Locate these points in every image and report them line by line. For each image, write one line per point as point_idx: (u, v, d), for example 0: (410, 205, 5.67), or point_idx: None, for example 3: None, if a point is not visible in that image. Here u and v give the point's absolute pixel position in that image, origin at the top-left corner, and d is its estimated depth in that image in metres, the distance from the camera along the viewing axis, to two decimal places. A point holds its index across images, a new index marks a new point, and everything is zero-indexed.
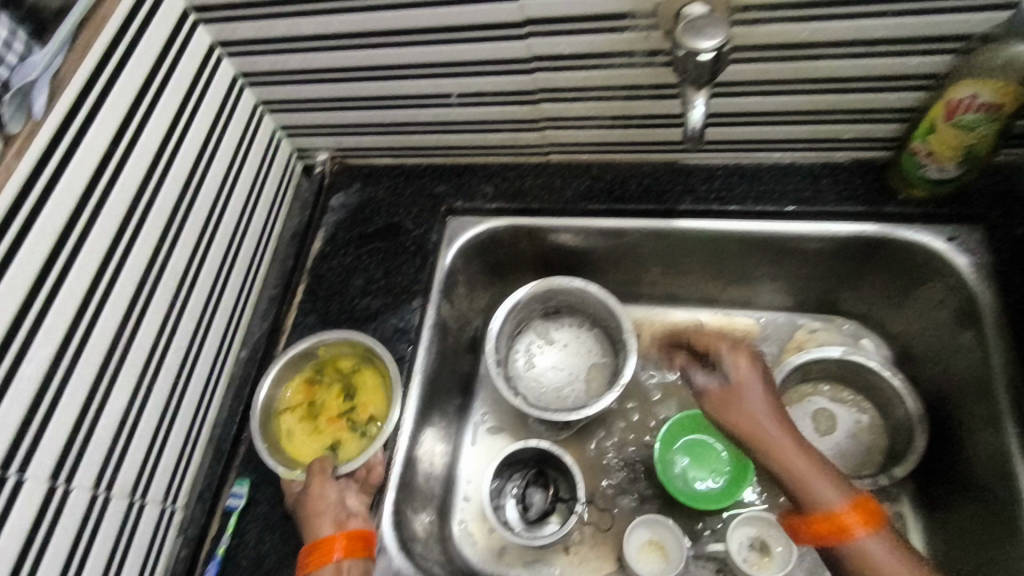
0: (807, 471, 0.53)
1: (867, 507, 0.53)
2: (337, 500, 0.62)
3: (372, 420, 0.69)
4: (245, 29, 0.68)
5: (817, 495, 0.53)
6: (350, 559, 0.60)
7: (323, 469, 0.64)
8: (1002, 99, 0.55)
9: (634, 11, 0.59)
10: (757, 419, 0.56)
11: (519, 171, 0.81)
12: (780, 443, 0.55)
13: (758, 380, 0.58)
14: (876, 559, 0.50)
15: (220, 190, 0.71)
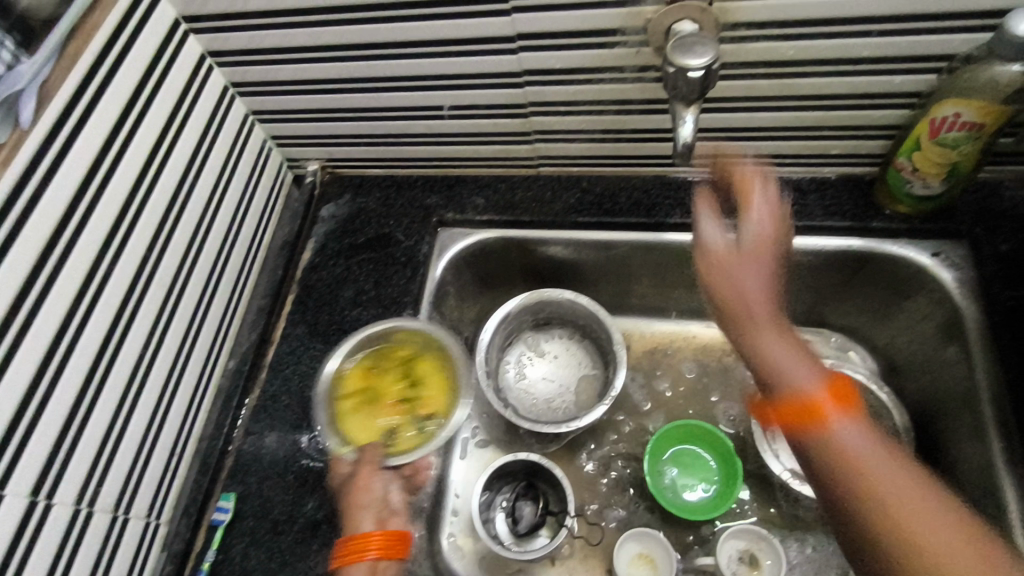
0: (782, 350, 0.48)
1: (846, 393, 0.46)
2: (382, 494, 0.61)
3: (434, 417, 0.66)
4: (236, 40, 0.68)
5: (785, 373, 0.47)
6: (385, 560, 0.57)
7: (373, 459, 0.62)
8: (984, 118, 0.56)
9: (624, 27, 0.59)
10: (746, 286, 0.50)
11: (509, 183, 0.81)
12: (764, 318, 0.49)
13: (765, 256, 0.51)
14: (847, 450, 0.43)
15: (209, 199, 0.71)
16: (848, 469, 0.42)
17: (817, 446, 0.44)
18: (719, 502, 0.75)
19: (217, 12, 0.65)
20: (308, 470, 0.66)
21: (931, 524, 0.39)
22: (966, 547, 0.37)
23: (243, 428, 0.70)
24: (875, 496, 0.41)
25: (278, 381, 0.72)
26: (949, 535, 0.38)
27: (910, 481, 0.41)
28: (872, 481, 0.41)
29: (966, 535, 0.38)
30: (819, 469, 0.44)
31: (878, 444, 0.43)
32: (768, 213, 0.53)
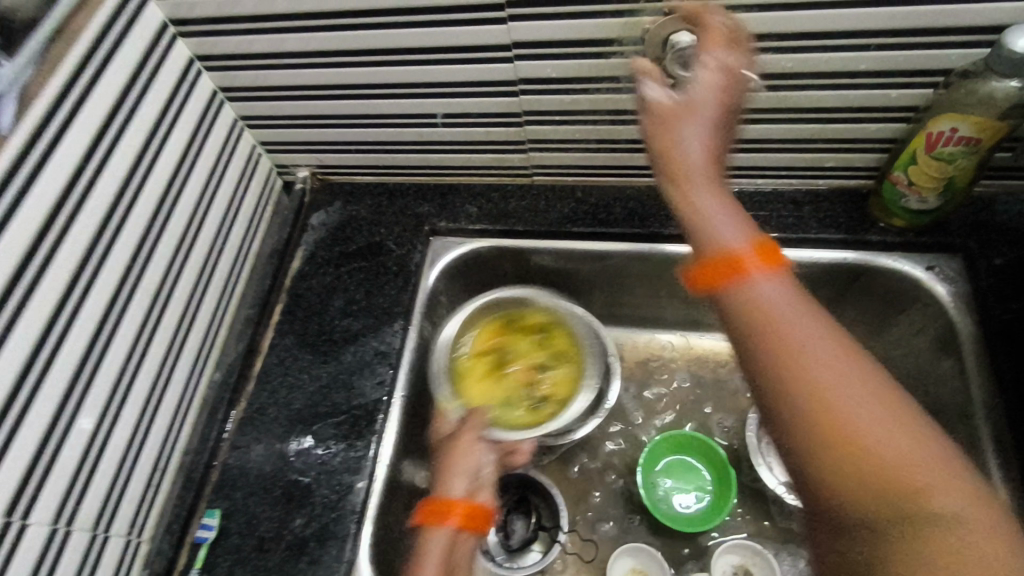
0: (709, 213, 0.50)
1: (773, 251, 0.48)
2: (476, 465, 0.60)
3: (550, 406, 0.74)
4: (225, 44, 0.66)
5: (712, 232, 0.49)
6: (465, 530, 0.56)
7: (475, 428, 0.63)
8: (981, 133, 0.55)
9: (622, 38, 0.59)
10: (684, 146, 0.51)
11: (503, 192, 0.80)
12: (697, 180, 0.50)
13: (709, 113, 0.51)
14: (769, 308, 0.45)
15: (196, 206, 0.69)
16: (760, 320, 0.45)
17: (738, 297, 0.47)
18: (713, 513, 0.75)
19: (206, 16, 0.63)
20: (296, 485, 0.65)
21: (841, 379, 0.41)
22: (866, 396, 0.41)
23: (229, 441, 0.68)
24: (788, 348, 0.43)
25: (265, 393, 0.70)
26: (854, 388, 0.41)
27: (828, 339, 0.43)
28: (788, 336, 0.43)
29: (869, 386, 0.41)
30: (738, 325, 0.46)
31: (795, 300, 0.45)
32: (716, 70, 0.51)
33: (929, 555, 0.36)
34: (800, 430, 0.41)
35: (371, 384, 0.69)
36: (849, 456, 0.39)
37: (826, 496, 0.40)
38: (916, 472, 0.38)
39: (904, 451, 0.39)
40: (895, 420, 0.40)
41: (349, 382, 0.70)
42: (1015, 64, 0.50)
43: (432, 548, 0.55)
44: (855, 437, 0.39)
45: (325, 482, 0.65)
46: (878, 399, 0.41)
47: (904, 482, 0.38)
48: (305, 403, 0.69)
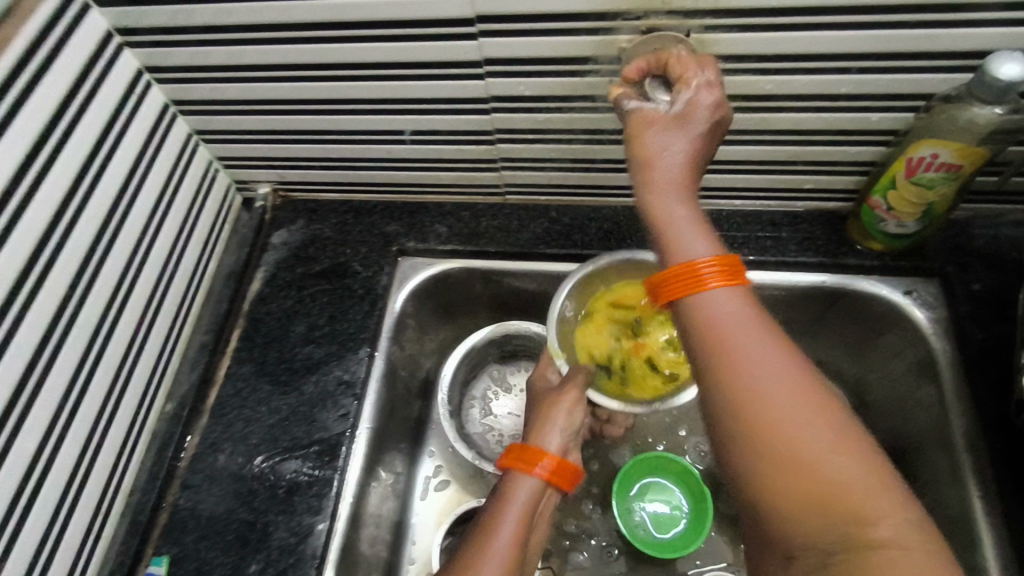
0: (682, 225, 0.45)
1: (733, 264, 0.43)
2: (568, 424, 0.63)
3: (636, 390, 0.68)
4: (177, 55, 0.62)
5: (676, 243, 0.45)
6: (550, 482, 0.60)
7: (579, 386, 0.65)
8: (963, 159, 0.54)
9: (597, 56, 0.56)
10: (664, 155, 0.47)
11: (475, 211, 0.77)
12: (670, 189, 0.46)
13: (689, 127, 0.48)
14: (713, 314, 0.42)
15: (147, 226, 0.64)
16: (711, 336, 0.41)
17: (691, 312, 0.43)
18: (692, 537, 0.72)
19: (155, 25, 0.59)
20: (252, 525, 0.61)
21: (785, 395, 0.38)
22: (811, 415, 0.38)
23: (179, 478, 0.65)
24: (730, 360, 0.40)
25: (220, 427, 0.66)
26: (798, 405, 0.38)
27: (774, 348, 0.40)
28: (733, 347, 0.40)
29: (819, 409, 0.38)
30: (687, 332, 0.43)
31: (747, 309, 0.42)
32: (706, 88, 0.49)
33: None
34: (742, 451, 0.38)
35: (334, 417, 0.66)
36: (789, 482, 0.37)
37: (767, 518, 0.38)
38: (853, 499, 0.36)
39: (844, 476, 0.36)
40: (836, 442, 0.37)
41: (311, 414, 0.66)
42: (1000, 91, 0.49)
43: (518, 492, 0.58)
44: (796, 463, 0.37)
45: (284, 524, 0.61)
46: (821, 417, 0.38)
47: (844, 509, 0.36)
48: (262, 437, 0.65)
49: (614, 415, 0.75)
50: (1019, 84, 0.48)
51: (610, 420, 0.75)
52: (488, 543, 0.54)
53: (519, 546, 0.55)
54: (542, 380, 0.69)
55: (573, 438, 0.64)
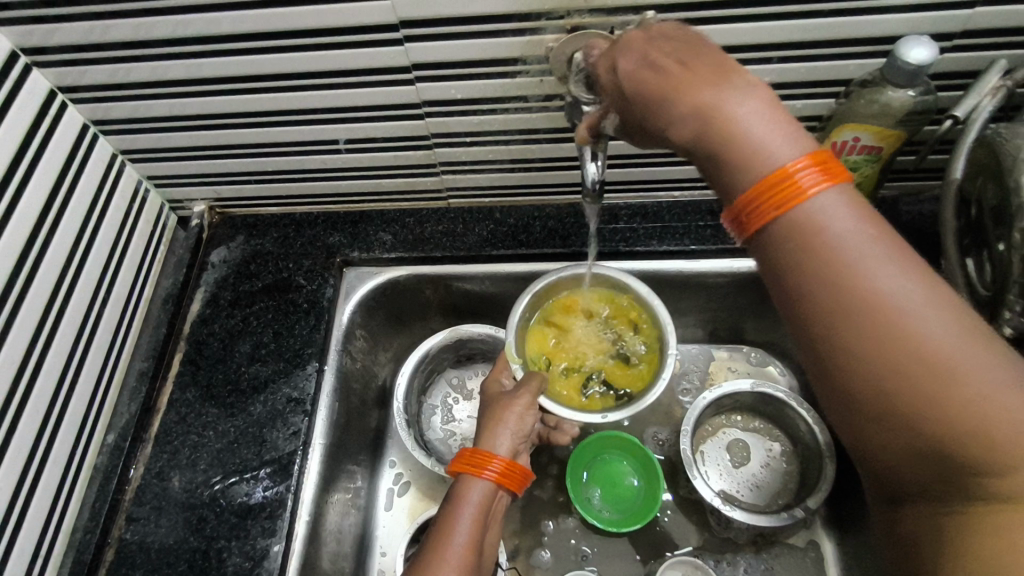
0: (715, 117, 0.38)
1: (832, 162, 0.38)
2: (518, 425, 0.61)
3: (590, 402, 0.67)
4: (93, 74, 0.60)
5: (753, 160, 0.38)
6: (500, 485, 0.57)
7: (528, 391, 0.62)
8: (881, 142, 0.57)
9: (525, 57, 0.56)
10: (647, 102, 0.41)
11: (418, 216, 0.77)
12: (675, 112, 0.40)
13: (628, 74, 0.42)
14: (826, 239, 0.37)
15: (73, 251, 0.62)
16: (835, 267, 0.37)
17: (820, 223, 0.37)
18: (651, 502, 0.73)
19: (65, 43, 0.57)
20: (205, 553, 0.59)
21: (926, 331, 0.35)
22: (951, 356, 0.34)
23: (124, 512, 0.62)
24: (836, 258, 0.37)
25: (165, 455, 0.64)
26: (934, 319, 0.35)
27: (897, 255, 0.36)
28: (855, 282, 0.36)
29: (940, 303, 0.35)
30: (770, 247, 0.39)
31: (861, 220, 0.37)
32: (602, 69, 0.45)
33: (989, 534, 0.34)
34: (861, 369, 0.36)
35: (284, 436, 0.64)
36: (923, 429, 0.35)
37: (888, 437, 0.37)
38: (972, 401, 0.34)
39: (992, 415, 0.33)
40: (974, 356, 0.34)
41: (260, 435, 0.64)
42: (910, 75, 0.51)
43: (470, 495, 0.56)
44: (922, 376, 0.35)
45: (237, 549, 0.59)
46: (956, 332, 0.35)
47: (982, 450, 0.34)
48: (210, 463, 0.63)
49: (562, 422, 0.71)
50: (925, 68, 0.50)
51: (558, 428, 0.71)
52: (442, 550, 0.52)
53: (469, 552, 0.53)
54: (495, 384, 0.65)
55: (524, 440, 0.61)
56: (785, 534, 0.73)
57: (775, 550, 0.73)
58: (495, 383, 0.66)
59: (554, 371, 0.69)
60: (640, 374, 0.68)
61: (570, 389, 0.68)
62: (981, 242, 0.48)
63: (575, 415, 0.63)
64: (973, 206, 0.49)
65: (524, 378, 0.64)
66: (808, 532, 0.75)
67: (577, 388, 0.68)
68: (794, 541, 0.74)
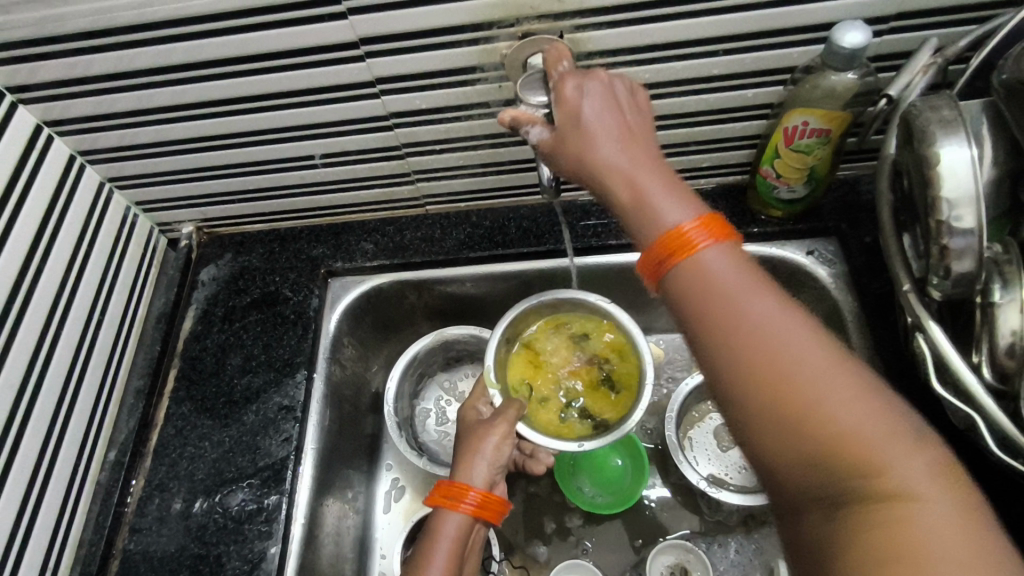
0: (640, 178, 0.45)
1: (719, 221, 0.43)
2: (493, 454, 0.62)
3: (558, 422, 0.68)
4: (76, 108, 0.63)
5: (654, 212, 0.44)
6: (477, 516, 0.59)
7: (505, 421, 0.63)
8: (829, 124, 0.58)
9: (482, 65, 0.59)
10: (585, 135, 0.47)
11: (398, 225, 0.79)
12: (611, 155, 0.46)
13: (585, 105, 0.48)
14: (716, 282, 0.41)
15: (66, 276, 0.65)
16: (722, 305, 0.40)
17: (703, 268, 0.42)
18: (637, 484, 0.76)
19: (49, 80, 0.60)
20: (204, 558, 0.62)
21: (797, 350, 0.38)
22: (828, 378, 0.37)
23: (127, 523, 0.65)
24: (714, 295, 0.41)
25: (164, 467, 0.67)
26: (797, 347, 0.38)
27: (768, 294, 0.40)
28: (735, 309, 0.40)
29: (804, 333, 0.39)
30: (669, 290, 0.43)
31: (749, 274, 0.41)
32: (563, 83, 0.49)
33: (885, 532, 0.33)
34: (740, 394, 0.39)
35: (276, 441, 0.67)
36: (799, 443, 0.36)
37: (776, 466, 0.38)
38: (836, 422, 0.36)
39: (855, 433, 0.35)
40: (837, 379, 0.37)
41: (254, 443, 0.67)
42: (847, 59, 0.53)
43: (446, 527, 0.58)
44: (791, 398, 0.37)
45: (236, 553, 0.62)
46: (821, 358, 0.38)
47: (858, 460, 0.35)
48: (208, 472, 0.66)
49: (537, 451, 0.74)
50: (861, 50, 0.52)
51: (534, 455, 0.74)
52: None
53: None
54: (472, 411, 0.67)
55: (502, 467, 0.63)
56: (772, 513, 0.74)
57: (765, 531, 0.75)
58: (472, 411, 0.67)
59: (533, 385, 0.71)
60: (611, 408, 0.69)
61: (543, 416, 0.69)
62: (913, 218, 0.49)
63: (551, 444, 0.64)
64: (904, 180, 0.49)
65: (501, 406, 0.65)
66: None
67: (551, 415, 0.69)
68: None
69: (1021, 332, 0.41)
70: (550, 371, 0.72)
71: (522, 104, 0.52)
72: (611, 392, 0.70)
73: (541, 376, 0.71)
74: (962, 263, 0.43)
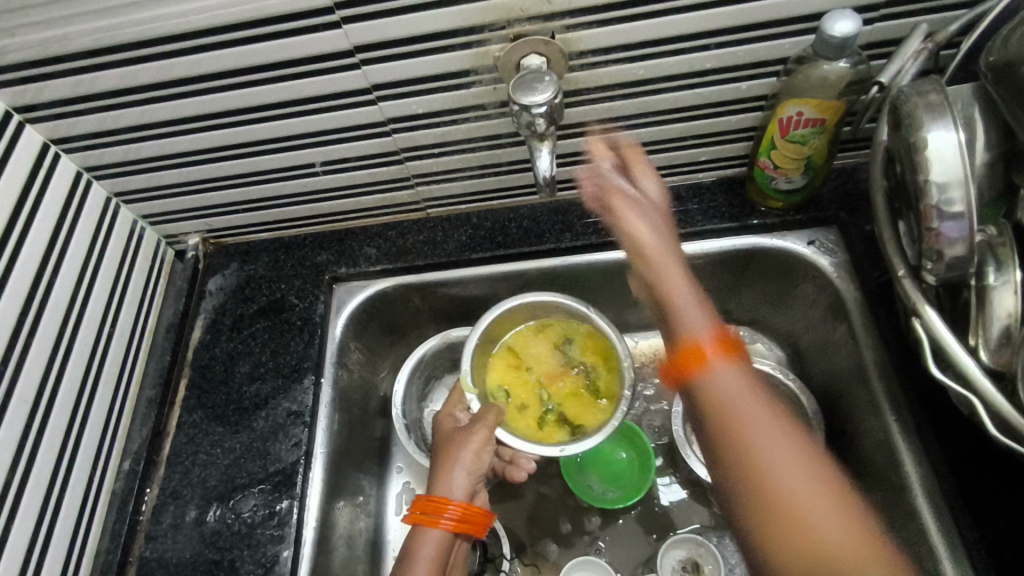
0: (687, 276, 0.53)
1: (734, 348, 0.48)
2: (471, 464, 0.63)
3: (532, 425, 0.70)
4: (81, 125, 0.64)
5: (688, 306, 0.51)
6: (457, 530, 0.60)
7: (482, 429, 0.65)
8: (824, 114, 0.58)
9: (475, 68, 0.59)
10: (654, 223, 0.56)
11: (400, 229, 0.80)
12: (666, 246, 0.54)
13: (654, 210, 0.57)
14: (724, 396, 0.46)
15: (76, 289, 0.66)
16: (730, 419, 0.44)
17: (715, 380, 0.46)
18: (644, 475, 0.77)
19: (54, 99, 0.61)
20: (219, 563, 0.63)
21: (791, 465, 0.41)
22: (815, 490, 0.40)
23: (143, 531, 0.66)
24: (721, 406, 0.45)
25: (177, 475, 0.68)
26: (792, 461, 0.42)
27: (774, 415, 0.44)
28: (738, 421, 0.44)
29: (800, 449, 0.42)
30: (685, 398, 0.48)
31: (754, 388, 0.46)
32: (644, 181, 0.59)
33: None
34: (738, 496, 0.42)
35: (286, 447, 0.68)
36: (781, 544, 0.39)
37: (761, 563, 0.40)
38: (815, 530, 0.39)
39: (830, 540, 0.38)
40: (825, 496, 0.40)
41: (264, 448, 0.68)
42: (837, 47, 0.53)
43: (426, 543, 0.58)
44: (780, 502, 0.40)
45: (249, 558, 0.63)
46: (812, 475, 0.41)
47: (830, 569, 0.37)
48: (220, 478, 0.67)
49: (516, 456, 0.71)
50: (852, 38, 0.52)
51: (513, 461, 0.71)
52: None
53: None
54: (450, 418, 0.68)
55: (480, 476, 0.64)
56: None
57: None
58: (449, 417, 0.68)
59: (511, 388, 0.72)
60: (586, 415, 0.70)
61: (521, 420, 0.70)
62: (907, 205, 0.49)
63: (531, 448, 0.65)
64: (897, 165, 0.49)
65: (479, 413, 0.67)
66: None
67: (530, 419, 0.70)
68: None
69: (1016, 314, 0.42)
70: (530, 375, 0.73)
71: (514, 104, 0.52)
72: (590, 399, 0.71)
73: (520, 379, 0.73)
74: (956, 248, 0.43)
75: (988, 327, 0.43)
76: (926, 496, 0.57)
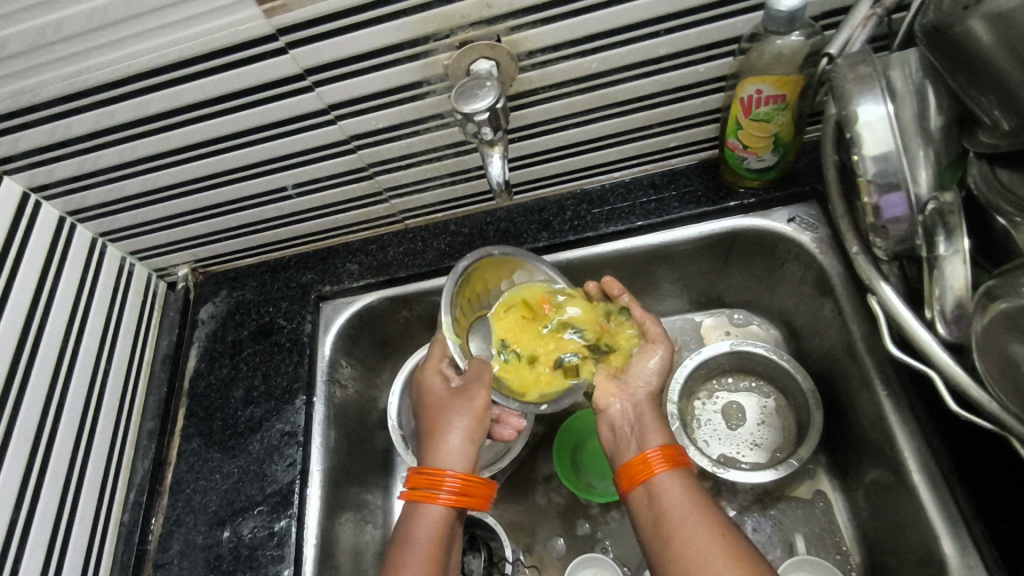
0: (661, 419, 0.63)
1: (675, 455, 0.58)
2: (468, 428, 0.64)
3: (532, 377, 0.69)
4: (58, 172, 0.66)
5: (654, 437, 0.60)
6: (456, 502, 0.61)
7: (475, 394, 0.65)
8: (784, 89, 0.57)
9: (427, 78, 0.59)
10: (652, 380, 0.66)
11: (380, 243, 0.81)
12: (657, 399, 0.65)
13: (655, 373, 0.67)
14: (668, 507, 0.54)
15: (68, 330, 0.68)
16: (671, 527, 0.53)
17: (660, 490, 0.56)
18: None
19: (28, 149, 0.63)
20: None
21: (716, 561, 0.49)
22: None
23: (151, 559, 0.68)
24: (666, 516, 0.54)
25: (180, 503, 0.70)
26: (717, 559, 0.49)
27: (708, 521, 0.52)
28: (675, 524, 0.52)
29: (726, 548, 0.50)
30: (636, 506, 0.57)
31: (694, 497, 0.54)
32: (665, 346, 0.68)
33: None
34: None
35: (281, 468, 0.69)
36: None
37: None
38: None
39: None
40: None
41: (261, 471, 0.69)
42: (785, 21, 0.52)
43: (423, 521, 0.60)
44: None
45: None
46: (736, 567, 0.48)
47: None
48: (221, 503, 0.68)
49: (503, 416, 0.73)
50: (800, 11, 0.51)
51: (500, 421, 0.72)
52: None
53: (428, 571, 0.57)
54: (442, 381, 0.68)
55: (479, 441, 0.65)
56: (786, 487, 0.73)
57: (783, 506, 0.73)
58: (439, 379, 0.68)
59: (519, 338, 0.71)
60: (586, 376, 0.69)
61: (508, 367, 0.69)
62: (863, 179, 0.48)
63: (506, 402, 0.67)
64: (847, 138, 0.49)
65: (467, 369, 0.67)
66: (813, 480, 0.73)
67: (525, 369, 0.69)
68: (800, 493, 0.73)
69: (962, 284, 0.42)
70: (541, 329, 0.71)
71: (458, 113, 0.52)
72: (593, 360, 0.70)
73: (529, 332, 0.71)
74: None
75: (943, 296, 0.43)
76: (922, 470, 0.55)
